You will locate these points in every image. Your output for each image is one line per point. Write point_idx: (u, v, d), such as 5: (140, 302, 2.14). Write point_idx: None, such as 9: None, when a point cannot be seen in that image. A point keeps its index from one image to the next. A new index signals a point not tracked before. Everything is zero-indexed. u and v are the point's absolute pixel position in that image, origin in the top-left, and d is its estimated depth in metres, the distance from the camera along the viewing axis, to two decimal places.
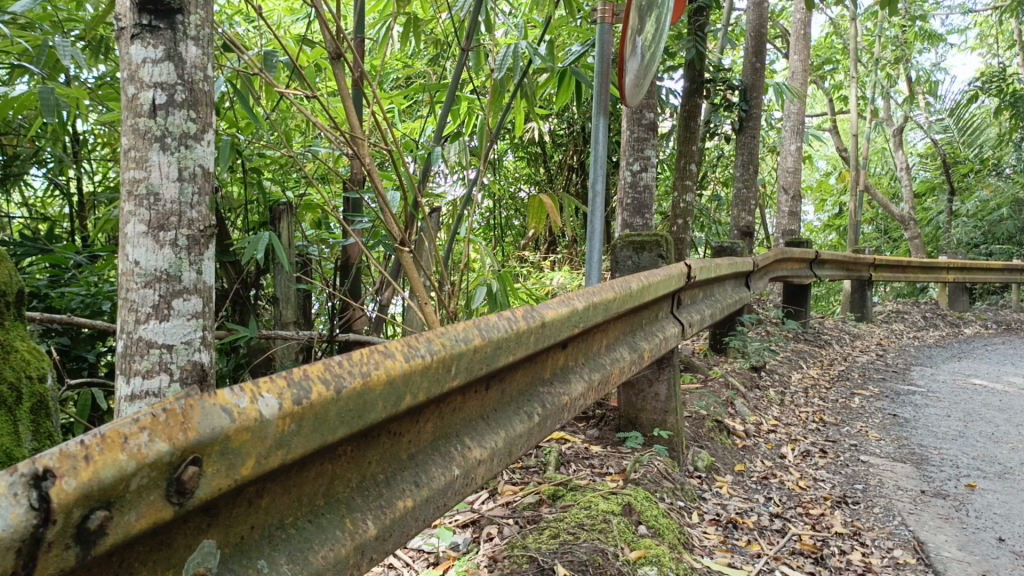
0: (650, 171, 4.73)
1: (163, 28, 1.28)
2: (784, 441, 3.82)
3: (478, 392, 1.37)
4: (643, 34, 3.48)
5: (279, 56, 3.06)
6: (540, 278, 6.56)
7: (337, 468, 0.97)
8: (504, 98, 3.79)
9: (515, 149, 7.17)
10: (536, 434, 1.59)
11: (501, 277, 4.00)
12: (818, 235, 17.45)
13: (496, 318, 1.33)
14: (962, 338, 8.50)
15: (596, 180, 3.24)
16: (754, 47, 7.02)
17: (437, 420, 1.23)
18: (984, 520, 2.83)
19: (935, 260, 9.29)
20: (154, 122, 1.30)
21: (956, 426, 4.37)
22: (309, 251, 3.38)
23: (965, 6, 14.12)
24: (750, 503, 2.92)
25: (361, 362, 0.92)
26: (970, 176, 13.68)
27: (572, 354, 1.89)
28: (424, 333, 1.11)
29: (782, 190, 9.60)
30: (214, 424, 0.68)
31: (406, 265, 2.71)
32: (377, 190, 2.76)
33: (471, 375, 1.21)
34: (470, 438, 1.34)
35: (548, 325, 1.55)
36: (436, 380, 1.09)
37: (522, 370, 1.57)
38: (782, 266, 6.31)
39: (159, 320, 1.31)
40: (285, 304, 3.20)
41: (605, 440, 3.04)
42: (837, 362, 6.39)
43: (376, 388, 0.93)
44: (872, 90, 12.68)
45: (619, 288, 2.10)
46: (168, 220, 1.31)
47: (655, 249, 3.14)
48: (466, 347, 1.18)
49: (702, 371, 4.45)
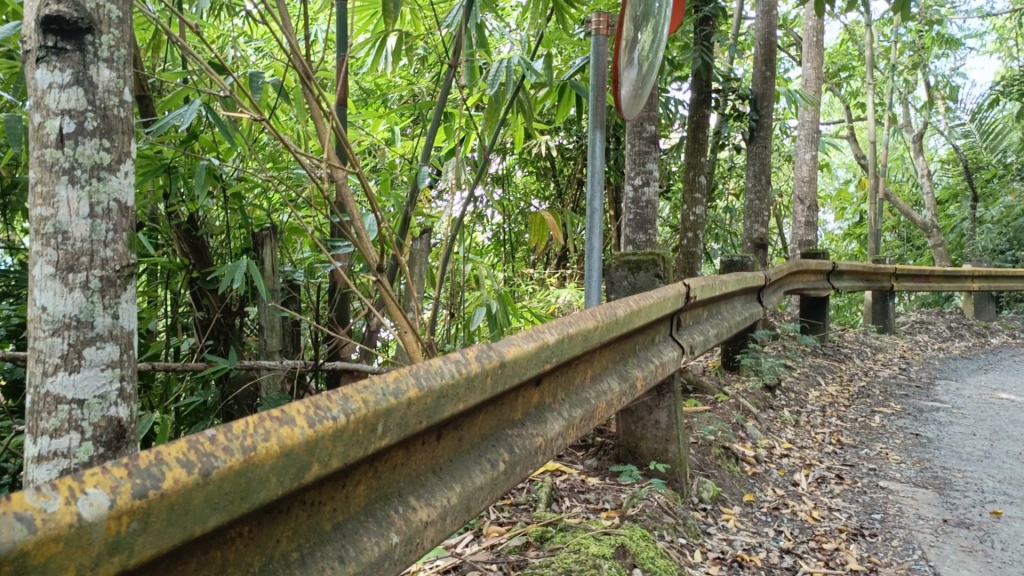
0: (653, 186, 4.58)
1: (70, 49, 1.22)
2: (798, 466, 3.63)
3: (426, 444, 1.23)
4: (639, 45, 3.33)
5: (264, 77, 2.93)
6: (546, 295, 6.42)
7: (231, 555, 0.83)
8: (500, 113, 3.66)
9: (523, 164, 7.05)
10: (501, 484, 1.44)
11: (501, 298, 3.85)
12: (838, 244, 17.15)
13: (440, 364, 1.20)
14: (988, 349, 8.23)
15: (594, 196, 3.09)
16: (764, 55, 6.85)
17: (370, 480, 1.09)
18: (1010, 553, 2.63)
19: (958, 269, 9.03)
20: (62, 153, 1.23)
21: (982, 445, 4.16)
22: (295, 277, 3.23)
23: (983, 9, 13.87)
24: (759, 537, 2.74)
25: (246, 434, 0.80)
26: (993, 181, 13.38)
27: (547, 390, 1.74)
28: (340, 389, 0.98)
29: (798, 200, 9.40)
30: (4, 538, 0.56)
31: (386, 293, 2.52)
32: (359, 215, 2.57)
33: (407, 431, 1.08)
34: (416, 497, 1.19)
35: (508, 363, 1.40)
36: (356, 443, 0.96)
37: (483, 413, 1.43)
38: (798, 278, 6.11)
39: (67, 371, 1.24)
40: (270, 333, 3.05)
41: (603, 472, 2.90)
42: (857, 378, 6.17)
43: (267, 462, 0.80)
44: (889, 96, 12.46)
45: (602, 316, 1.96)
46: (79, 260, 1.25)
47: (652, 268, 3.00)
48: (396, 402, 1.05)
49: (711, 393, 4.28)
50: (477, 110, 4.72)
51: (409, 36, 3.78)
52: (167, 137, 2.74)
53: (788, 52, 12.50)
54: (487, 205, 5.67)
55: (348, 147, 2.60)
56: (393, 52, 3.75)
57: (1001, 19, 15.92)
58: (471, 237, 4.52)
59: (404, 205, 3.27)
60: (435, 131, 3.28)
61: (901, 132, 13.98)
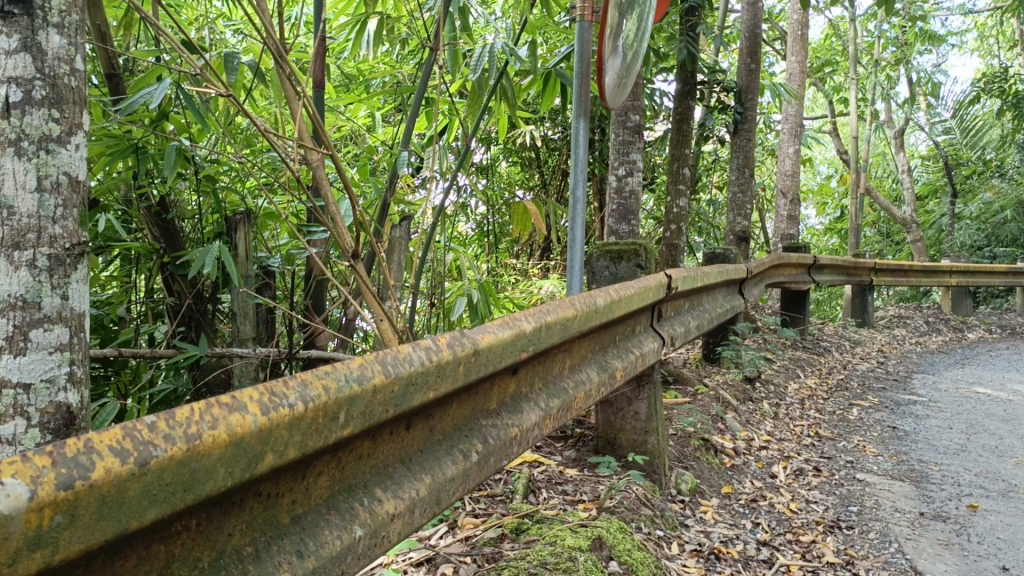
0: (636, 176, 4.54)
1: (18, 14, 1.22)
2: (777, 458, 3.62)
3: (395, 433, 1.18)
4: (624, 33, 3.27)
5: (240, 57, 2.82)
6: (528, 286, 6.38)
7: (176, 550, 0.78)
8: (482, 100, 3.59)
9: (507, 154, 6.99)
10: (473, 475, 1.39)
11: (482, 287, 3.78)
12: (819, 239, 17.23)
13: (409, 351, 1.15)
14: (965, 344, 8.29)
15: (576, 184, 3.04)
16: (749, 47, 6.82)
17: (333, 471, 1.04)
18: (986, 547, 2.61)
19: (937, 264, 9.08)
20: (7, 122, 1.22)
21: (958, 438, 4.16)
22: (270, 263, 3.15)
23: (965, 7, 13.95)
24: (736, 530, 2.71)
25: (191, 421, 0.74)
26: (973, 178, 13.49)
27: (524, 380, 1.69)
28: (299, 374, 0.92)
29: (781, 194, 9.41)
30: None
31: (362, 281, 2.45)
32: (333, 200, 2.48)
33: (371, 420, 1.03)
34: (383, 489, 1.14)
35: (482, 351, 1.35)
36: (315, 432, 0.90)
37: (456, 402, 1.38)
38: (779, 271, 6.10)
39: (13, 354, 1.23)
40: (243, 320, 2.99)
41: (581, 463, 2.86)
42: (835, 371, 6.18)
43: (214, 452, 0.75)
44: (872, 92, 12.50)
45: (582, 304, 1.91)
46: (25, 236, 1.24)
47: (633, 259, 2.96)
48: (360, 389, 1.00)
49: (691, 385, 4.26)
50: (460, 97, 4.65)
51: (391, 18, 3.70)
52: (135, 117, 2.65)
53: (772, 45, 12.51)
54: (469, 194, 5.61)
55: (325, 130, 2.50)
56: (374, 36, 3.66)
57: (983, 16, 16.02)
58: (452, 226, 4.46)
59: (382, 190, 3.20)
60: (415, 116, 3.20)
61: (883, 128, 14.05)
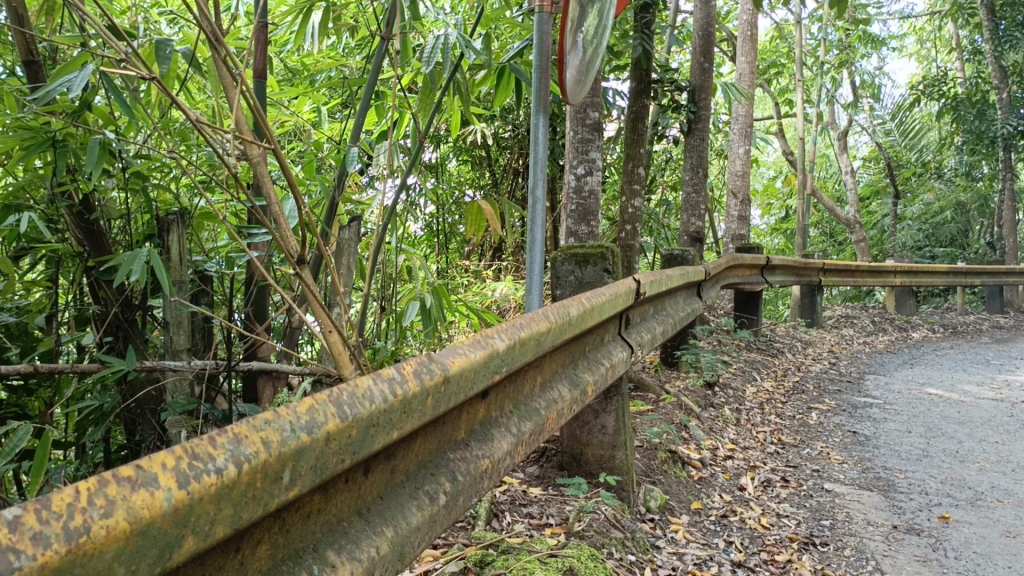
0: (596, 176, 4.39)
1: None
2: (743, 468, 3.51)
3: (351, 481, 0.99)
4: (584, 28, 3.09)
5: (174, 43, 2.53)
6: (481, 288, 6.19)
7: None
8: (435, 94, 3.36)
9: (457, 152, 6.77)
10: (440, 520, 1.19)
11: (436, 291, 3.55)
12: (765, 238, 17.42)
13: (369, 385, 0.96)
14: (912, 343, 8.38)
15: (536, 183, 2.84)
16: (703, 46, 6.71)
17: (276, 536, 0.84)
18: (965, 563, 2.52)
19: (883, 264, 9.15)
20: None
21: (918, 443, 4.12)
22: (206, 268, 2.88)
23: (904, 12, 14.16)
24: (709, 550, 2.58)
25: (74, 510, 0.57)
26: (913, 179, 13.73)
27: (493, 404, 1.50)
28: (231, 427, 0.75)
29: (732, 195, 9.37)
30: None
31: (308, 289, 2.20)
32: (278, 199, 2.21)
33: (323, 475, 0.84)
34: (337, 551, 0.93)
35: (451, 379, 1.16)
36: (249, 501, 0.72)
37: (420, 437, 1.19)
38: (735, 272, 6.00)
39: None
40: (177, 329, 2.72)
41: (545, 481, 2.73)
42: (790, 373, 6.14)
43: (108, 549, 0.57)
44: (817, 94, 12.60)
45: (556, 315, 1.75)
46: None
47: (600, 262, 2.79)
48: (310, 439, 0.81)
49: (653, 392, 4.16)
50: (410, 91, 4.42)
51: (335, 6, 3.41)
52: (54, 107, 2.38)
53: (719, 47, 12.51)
54: (418, 194, 5.37)
55: (267, 122, 2.22)
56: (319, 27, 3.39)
57: (919, 21, 16.36)
58: (402, 226, 4.24)
59: (329, 189, 2.97)
60: (363, 110, 2.93)
61: (827, 130, 14.24)
